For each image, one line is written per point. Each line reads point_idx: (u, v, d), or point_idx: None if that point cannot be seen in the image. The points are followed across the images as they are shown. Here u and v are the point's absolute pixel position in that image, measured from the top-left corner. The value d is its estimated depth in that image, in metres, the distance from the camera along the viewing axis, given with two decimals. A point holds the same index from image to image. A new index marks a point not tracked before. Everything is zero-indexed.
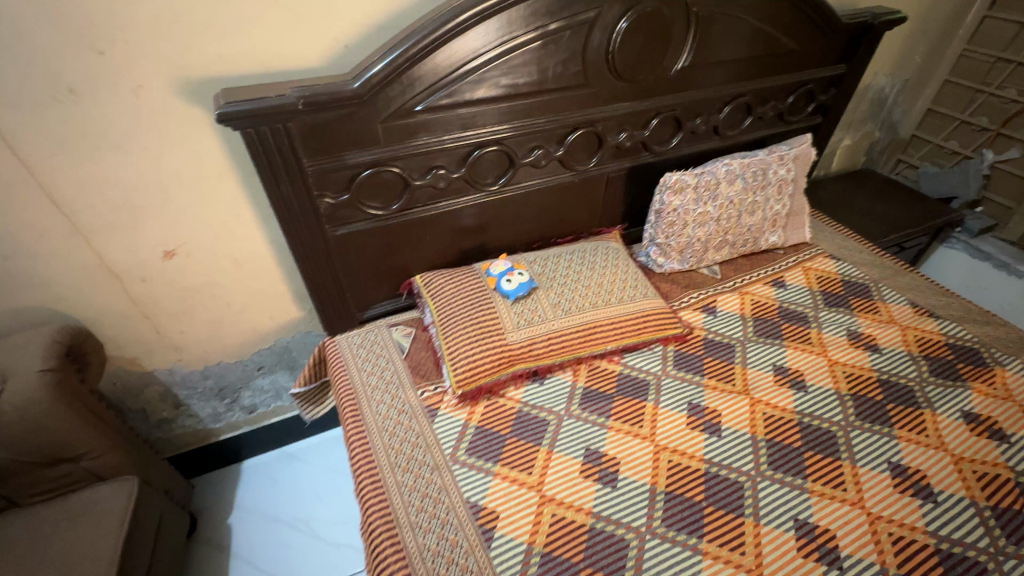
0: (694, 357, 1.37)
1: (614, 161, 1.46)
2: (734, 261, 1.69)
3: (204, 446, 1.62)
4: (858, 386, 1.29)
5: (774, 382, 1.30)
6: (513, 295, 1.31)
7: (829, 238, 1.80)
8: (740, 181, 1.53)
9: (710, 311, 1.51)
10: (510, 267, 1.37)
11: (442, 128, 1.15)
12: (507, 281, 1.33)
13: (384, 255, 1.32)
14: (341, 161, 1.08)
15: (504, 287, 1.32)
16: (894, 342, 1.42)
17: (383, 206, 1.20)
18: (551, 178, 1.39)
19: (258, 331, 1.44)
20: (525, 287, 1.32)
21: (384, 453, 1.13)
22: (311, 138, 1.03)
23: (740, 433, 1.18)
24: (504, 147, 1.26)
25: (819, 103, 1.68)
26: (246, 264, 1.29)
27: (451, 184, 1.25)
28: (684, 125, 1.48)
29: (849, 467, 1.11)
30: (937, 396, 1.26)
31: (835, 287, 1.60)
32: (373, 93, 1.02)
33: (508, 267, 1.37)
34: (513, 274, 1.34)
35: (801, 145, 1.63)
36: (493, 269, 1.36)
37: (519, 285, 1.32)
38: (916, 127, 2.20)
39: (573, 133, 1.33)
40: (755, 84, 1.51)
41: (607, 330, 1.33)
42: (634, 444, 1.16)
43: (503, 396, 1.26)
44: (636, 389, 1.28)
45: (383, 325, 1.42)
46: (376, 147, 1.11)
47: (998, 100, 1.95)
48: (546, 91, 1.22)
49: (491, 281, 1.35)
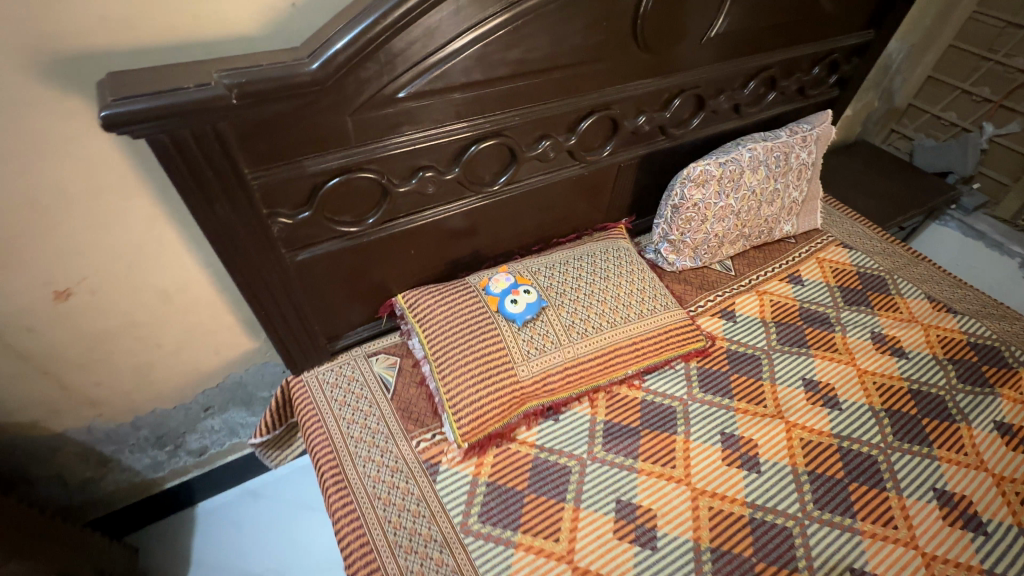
0: (720, 374, 1.23)
1: (628, 148, 1.23)
2: (746, 253, 1.55)
3: (146, 498, 1.36)
4: (891, 400, 1.20)
5: (806, 401, 1.19)
6: (520, 318, 1.10)
7: (838, 224, 1.68)
8: (764, 168, 1.35)
9: (729, 317, 1.36)
10: (513, 284, 1.14)
11: (431, 118, 0.88)
12: (512, 302, 1.11)
13: (357, 275, 1.06)
14: (300, 168, 0.80)
15: (509, 310, 1.10)
16: (918, 344, 1.33)
17: (356, 220, 0.94)
18: (558, 172, 1.16)
19: (202, 369, 1.17)
20: (534, 308, 1.11)
21: (378, 528, 0.94)
22: (254, 140, 0.74)
23: (780, 466, 1.07)
24: (506, 139, 1.00)
25: (841, 74, 1.49)
26: (176, 296, 0.99)
27: (441, 187, 0.99)
28: (706, 104, 1.26)
29: (897, 500, 1.03)
30: (968, 407, 1.20)
31: (852, 281, 1.49)
32: (340, 76, 0.73)
33: (511, 284, 1.14)
34: (519, 292, 1.12)
35: (822, 124, 1.46)
36: (492, 287, 1.14)
37: (527, 306, 1.11)
38: (913, 96, 2.09)
39: (586, 118, 1.09)
40: (784, 53, 1.30)
41: (627, 353, 1.16)
42: (668, 489, 1.02)
43: (514, 441, 1.07)
44: (663, 420, 1.12)
45: (361, 355, 1.18)
46: (346, 148, 0.83)
47: (1002, 70, 1.85)
48: (560, 68, 0.95)
49: (492, 302, 1.13)
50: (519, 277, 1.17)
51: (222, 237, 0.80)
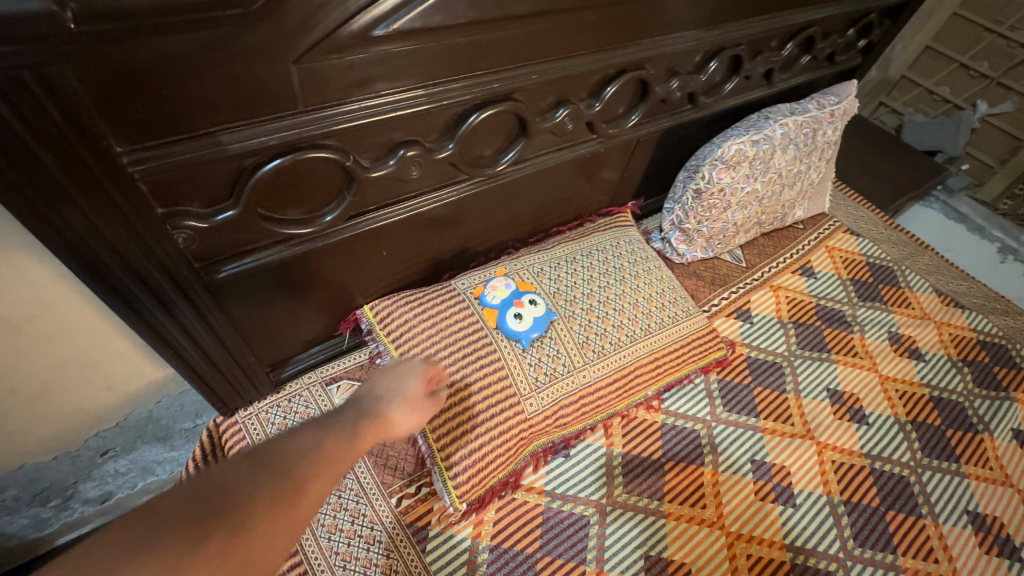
0: (742, 387, 1.08)
1: (651, 119, 1.00)
2: (755, 241, 1.38)
3: (28, 562, 1.04)
4: (915, 410, 1.11)
5: (833, 416, 1.07)
6: (525, 340, 0.88)
7: (844, 208, 1.56)
8: (793, 148, 1.17)
9: (745, 318, 1.21)
10: (518, 293, 0.91)
11: (418, 72, 0.60)
12: (515, 318, 0.88)
13: (309, 285, 0.78)
14: (215, 145, 0.51)
15: (510, 328, 0.88)
16: (933, 344, 1.25)
17: (307, 217, 0.66)
18: (570, 148, 0.91)
19: (91, 406, 0.87)
20: (541, 325, 0.89)
21: (258, 432, 0.84)
22: (131, 98, 0.44)
23: (814, 496, 0.95)
24: (517, 104, 0.73)
25: (871, 39, 1.32)
26: (31, 325, 0.67)
27: (427, 170, 0.72)
28: (741, 68, 1.04)
29: (934, 528, 0.94)
30: (987, 414, 1.14)
31: (863, 274, 1.38)
32: None
33: (515, 293, 0.91)
34: (523, 304, 0.89)
35: (849, 97, 1.29)
36: (490, 297, 0.90)
37: (533, 321, 0.89)
38: (908, 67, 2.01)
39: (613, 80, 0.84)
40: (828, 10, 1.10)
41: (648, 372, 0.97)
42: (700, 536, 0.87)
43: (520, 489, 0.87)
44: (688, 448, 0.97)
45: (316, 384, 0.91)
46: (289, 113, 0.54)
47: (1004, 44, 1.78)
48: (594, 8, 0.69)
49: (489, 315, 0.89)
50: (523, 283, 0.93)
51: (88, 253, 0.50)
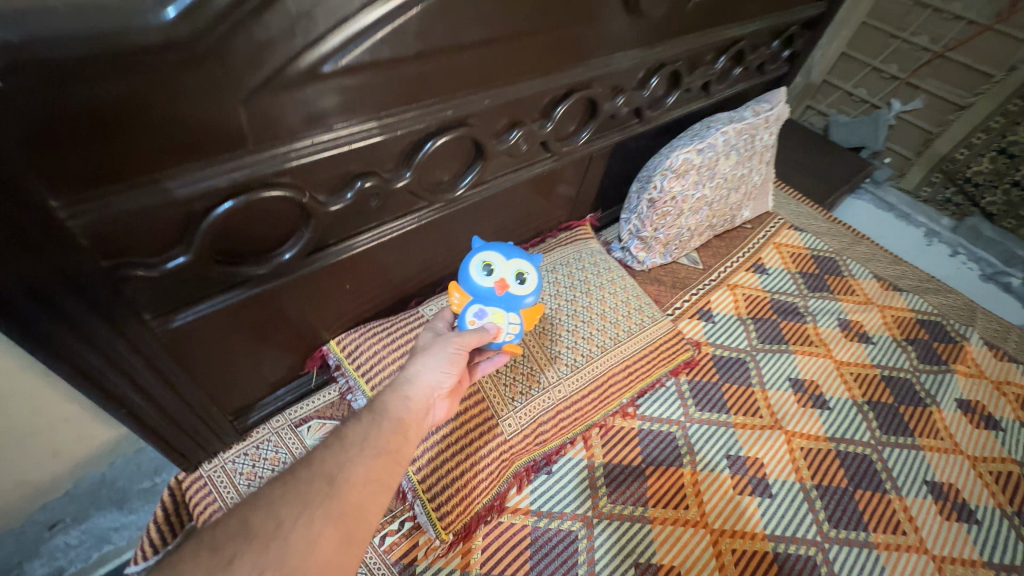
0: (711, 386, 1.12)
1: (602, 134, 1.03)
2: (709, 244, 1.44)
3: None
4: (870, 391, 1.18)
5: (797, 405, 1.12)
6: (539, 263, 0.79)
7: (786, 206, 1.65)
8: (735, 153, 1.24)
9: (708, 318, 1.26)
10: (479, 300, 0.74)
11: (370, 104, 0.60)
12: (519, 281, 0.75)
13: (270, 326, 0.76)
14: (161, 191, 0.49)
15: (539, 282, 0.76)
16: (879, 327, 1.33)
17: (265, 255, 0.64)
18: (526, 168, 0.93)
19: (36, 477, 0.80)
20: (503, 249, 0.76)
21: (227, 488, 0.79)
22: (65, 150, 0.42)
23: (788, 484, 0.99)
24: (471, 130, 0.74)
25: (794, 49, 1.42)
26: None
27: (387, 200, 0.72)
28: (681, 81, 1.10)
29: (899, 502, 1.00)
30: (933, 387, 1.22)
31: (810, 266, 1.47)
32: (220, 35, 0.43)
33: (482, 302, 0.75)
34: (506, 282, 0.74)
35: (781, 103, 1.37)
36: (507, 324, 0.75)
37: (512, 266, 0.75)
38: (827, 72, 2.15)
39: (563, 100, 0.87)
40: (754, 26, 1.18)
41: (620, 380, 0.98)
42: (686, 538, 0.88)
43: (506, 512, 0.86)
44: (666, 451, 0.98)
45: (285, 426, 0.87)
46: (238, 154, 0.53)
47: (909, 48, 1.93)
48: (539, 32, 0.71)
49: (526, 316, 0.78)
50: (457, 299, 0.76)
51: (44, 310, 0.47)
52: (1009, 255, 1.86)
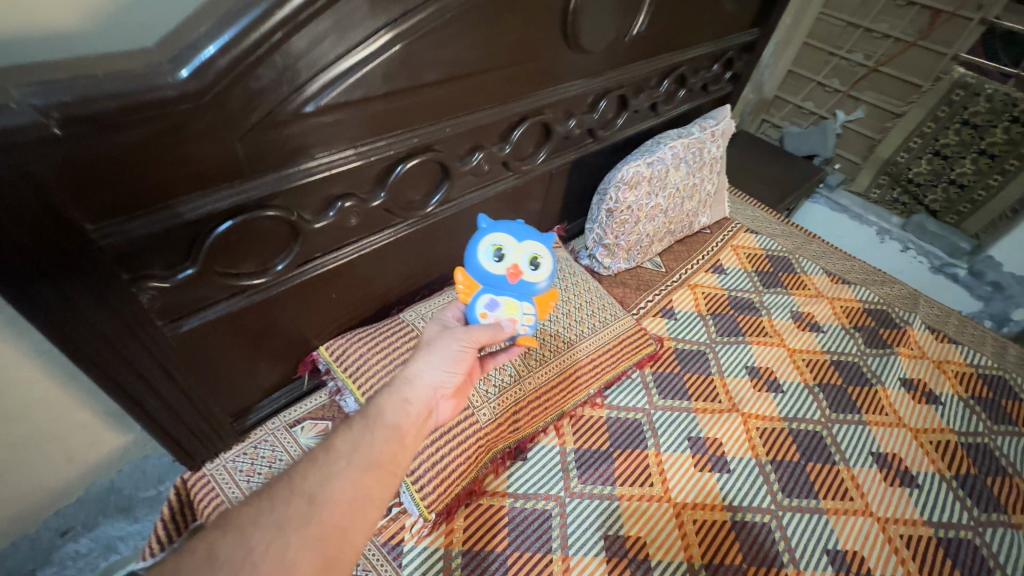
0: (674, 376, 1.22)
1: (559, 153, 1.16)
2: (671, 249, 1.56)
3: None
4: (821, 374, 1.29)
5: (753, 389, 1.22)
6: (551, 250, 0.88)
7: (743, 211, 1.79)
8: (684, 165, 1.37)
9: (670, 315, 1.37)
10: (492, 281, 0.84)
11: (347, 136, 0.71)
12: (530, 267, 0.84)
13: (266, 333, 0.85)
14: (173, 214, 0.60)
15: (550, 267, 0.85)
16: (828, 317, 1.45)
17: (261, 268, 0.74)
18: (491, 185, 1.04)
19: (51, 482, 0.87)
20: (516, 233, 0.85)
21: (225, 481, 0.86)
22: (100, 184, 0.52)
23: (745, 461, 1.08)
24: (437, 154, 0.86)
25: (735, 70, 1.57)
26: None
27: (365, 217, 0.83)
28: (629, 104, 1.23)
29: (846, 471, 1.09)
30: (879, 368, 1.33)
31: (765, 265, 1.59)
32: (221, 87, 0.54)
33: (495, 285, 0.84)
34: (518, 268, 0.83)
35: (726, 119, 1.51)
36: (521, 308, 0.84)
37: (523, 254, 0.83)
38: (778, 88, 2.32)
39: (519, 125, 0.99)
40: (692, 52, 1.32)
41: (586, 372, 1.08)
42: (651, 511, 0.96)
43: (485, 494, 0.94)
44: (632, 436, 1.08)
45: (281, 427, 0.95)
46: (236, 182, 0.63)
47: (847, 63, 2.09)
48: (491, 69, 0.83)
49: (536, 301, 0.87)
50: (470, 284, 0.85)
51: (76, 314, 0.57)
52: (954, 247, 2.01)
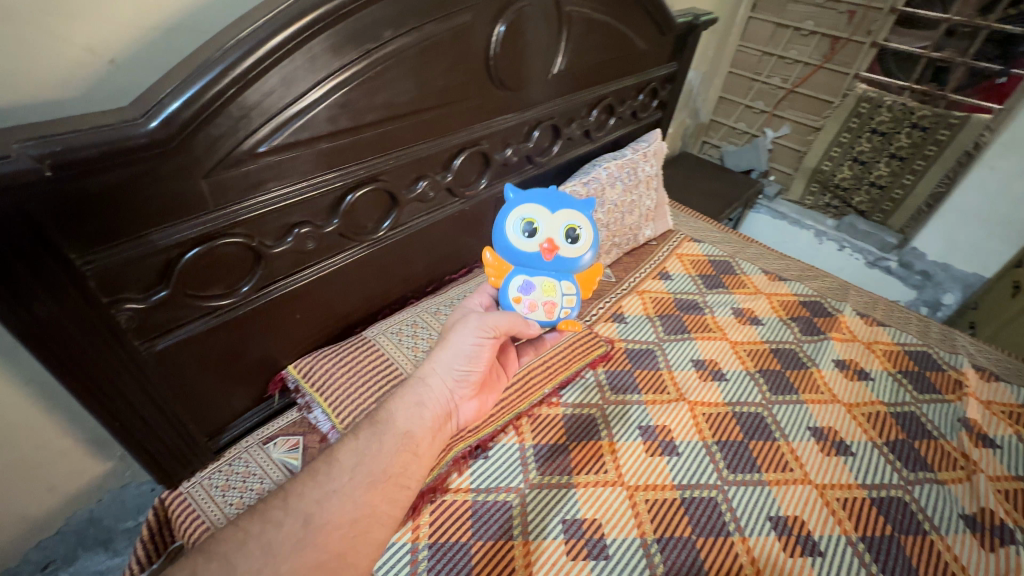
0: (625, 373, 1.32)
1: (501, 179, 1.29)
2: (620, 261, 1.69)
3: None
4: (761, 362, 1.40)
5: (699, 379, 1.33)
6: (588, 218, 0.93)
7: (686, 223, 1.94)
8: (620, 183, 1.52)
9: (620, 319, 1.48)
10: (529, 261, 0.91)
11: (299, 171, 0.83)
12: (565, 240, 0.90)
13: (236, 354, 0.93)
14: (148, 243, 0.70)
15: (585, 238, 0.91)
16: (767, 311, 1.58)
17: (229, 290, 0.84)
18: (438, 210, 1.17)
19: (32, 512, 0.92)
20: (549, 207, 0.90)
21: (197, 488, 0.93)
22: (83, 219, 0.62)
23: (693, 444, 1.16)
24: (383, 184, 0.98)
25: (660, 98, 1.76)
26: None
27: (321, 241, 0.94)
28: (561, 132, 1.39)
29: (786, 446, 1.18)
30: (814, 353, 1.45)
31: (707, 269, 1.72)
32: (186, 133, 0.65)
33: (533, 264, 0.91)
34: (553, 243, 0.89)
35: (657, 141, 1.68)
36: (560, 284, 0.92)
37: (555, 229, 0.90)
38: (713, 112, 2.54)
39: (458, 155, 1.12)
40: (616, 85, 1.50)
41: (540, 373, 1.18)
42: (606, 494, 1.04)
43: (448, 491, 1.01)
44: (586, 428, 1.16)
45: (254, 444, 1.01)
46: (202, 213, 0.74)
47: (768, 87, 2.31)
48: (425, 109, 0.97)
49: (576, 274, 0.94)
50: (503, 264, 0.93)
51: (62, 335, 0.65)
52: (883, 243, 2.22)
